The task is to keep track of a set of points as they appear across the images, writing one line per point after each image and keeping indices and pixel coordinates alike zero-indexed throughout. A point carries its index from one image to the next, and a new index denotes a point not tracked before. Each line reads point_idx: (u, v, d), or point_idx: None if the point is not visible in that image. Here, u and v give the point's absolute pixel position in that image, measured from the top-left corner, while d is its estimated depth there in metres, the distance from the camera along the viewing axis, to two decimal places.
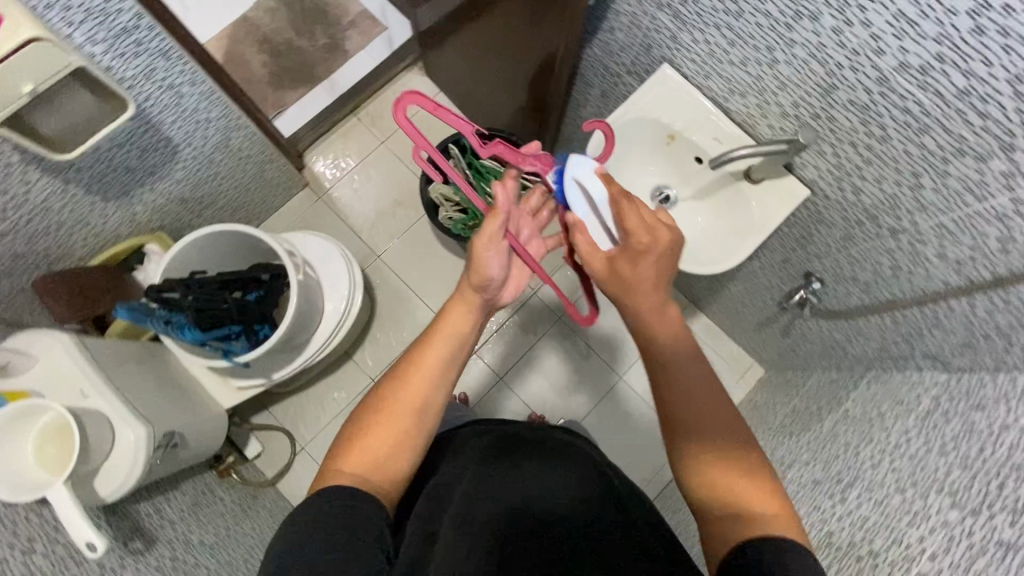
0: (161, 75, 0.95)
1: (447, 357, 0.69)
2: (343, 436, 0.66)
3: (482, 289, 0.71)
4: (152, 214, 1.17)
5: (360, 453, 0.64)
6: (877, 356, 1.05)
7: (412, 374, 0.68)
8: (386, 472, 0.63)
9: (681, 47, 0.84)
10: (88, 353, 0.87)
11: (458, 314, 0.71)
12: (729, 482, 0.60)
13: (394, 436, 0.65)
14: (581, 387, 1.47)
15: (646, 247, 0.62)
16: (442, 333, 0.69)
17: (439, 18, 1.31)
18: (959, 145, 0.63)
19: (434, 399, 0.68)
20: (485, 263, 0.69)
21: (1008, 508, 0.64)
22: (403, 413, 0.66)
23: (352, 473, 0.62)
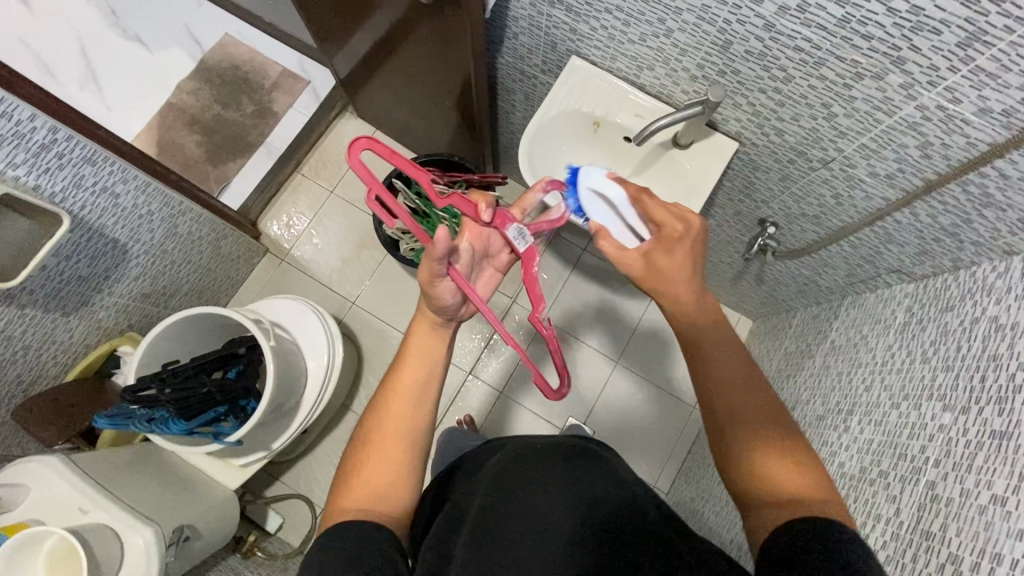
0: (92, 180, 0.96)
1: (421, 375, 0.67)
2: (341, 474, 0.64)
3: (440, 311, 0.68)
4: (117, 316, 1.17)
5: (360, 490, 0.62)
6: (848, 283, 1.07)
7: (390, 401, 0.65)
8: (386, 502, 0.62)
9: (582, 37, 0.87)
10: (78, 469, 0.86)
11: (423, 332, 0.69)
12: (789, 475, 0.57)
13: (391, 463, 0.63)
14: (582, 382, 1.48)
15: (678, 236, 0.64)
16: (411, 359, 0.67)
17: (355, 62, 1.33)
18: (855, 69, 0.66)
19: (416, 423, 0.65)
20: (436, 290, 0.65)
21: (993, 399, 0.66)
22: (393, 440, 0.64)
23: (357, 510, 0.60)
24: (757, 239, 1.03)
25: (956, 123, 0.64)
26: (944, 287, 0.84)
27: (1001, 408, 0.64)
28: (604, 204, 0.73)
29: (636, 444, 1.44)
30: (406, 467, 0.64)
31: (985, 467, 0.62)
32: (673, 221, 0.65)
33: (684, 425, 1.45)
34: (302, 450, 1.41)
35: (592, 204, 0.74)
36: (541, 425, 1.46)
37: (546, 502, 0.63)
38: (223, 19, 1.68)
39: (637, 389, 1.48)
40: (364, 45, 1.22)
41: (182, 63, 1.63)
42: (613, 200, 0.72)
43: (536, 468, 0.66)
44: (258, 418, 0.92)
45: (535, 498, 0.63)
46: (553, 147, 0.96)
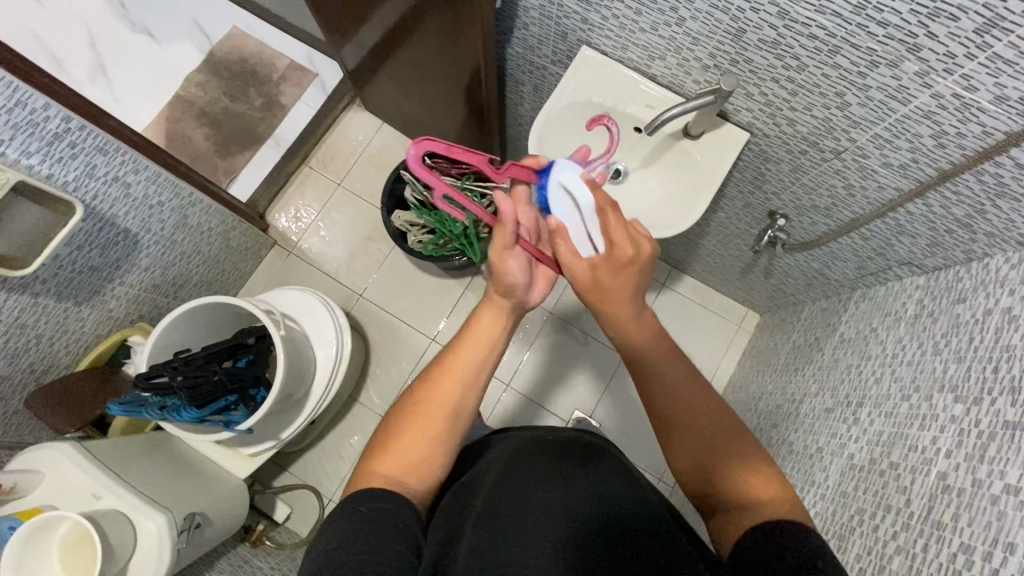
0: (103, 170, 0.96)
1: (479, 362, 0.68)
2: (376, 441, 0.65)
3: (509, 294, 0.68)
4: (128, 307, 1.17)
5: (396, 459, 0.63)
6: (858, 276, 1.07)
7: (443, 378, 0.67)
8: (418, 475, 0.63)
9: (593, 27, 0.87)
10: (92, 455, 0.87)
11: (489, 318, 0.69)
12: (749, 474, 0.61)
13: (430, 442, 0.64)
14: (588, 374, 1.50)
15: (630, 257, 0.64)
16: (472, 340, 0.68)
17: (364, 54, 1.33)
18: (870, 58, 0.65)
19: (464, 404, 0.67)
20: (506, 274, 0.66)
21: (1005, 390, 0.66)
22: (436, 418, 0.65)
23: (388, 478, 0.61)
24: (768, 230, 1.04)
25: (972, 112, 0.64)
26: (957, 278, 0.84)
27: (1014, 399, 0.64)
28: (570, 205, 0.66)
29: (640, 440, 1.45)
30: (443, 449, 0.65)
31: (997, 457, 0.62)
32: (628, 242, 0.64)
33: None
34: (310, 441, 1.42)
35: (556, 198, 0.67)
36: (546, 417, 1.47)
37: (555, 487, 0.63)
38: (231, 12, 1.68)
39: None
40: (373, 37, 1.22)
41: (191, 56, 1.64)
42: (579, 202, 0.65)
43: (550, 460, 0.67)
44: (269, 407, 0.92)
45: (547, 483, 0.63)
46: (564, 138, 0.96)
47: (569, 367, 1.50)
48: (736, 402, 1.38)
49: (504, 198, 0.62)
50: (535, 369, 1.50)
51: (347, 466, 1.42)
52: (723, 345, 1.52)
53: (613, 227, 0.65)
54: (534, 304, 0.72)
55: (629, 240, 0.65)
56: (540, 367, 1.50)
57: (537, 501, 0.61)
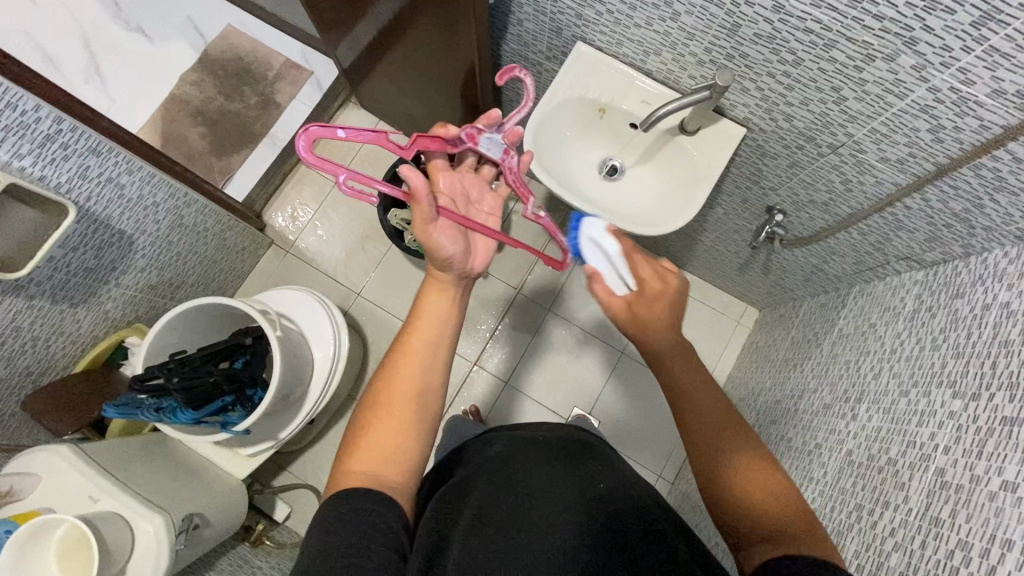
0: (97, 171, 0.96)
1: (433, 336, 0.66)
2: (348, 436, 0.64)
3: (446, 266, 0.69)
4: (124, 308, 1.17)
5: (367, 452, 0.61)
6: (856, 271, 1.06)
7: (398, 363, 0.65)
8: (398, 465, 0.61)
9: (587, 22, 0.86)
10: (89, 457, 0.87)
11: (435, 293, 0.69)
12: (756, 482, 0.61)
13: (396, 429, 0.62)
14: (587, 371, 1.49)
15: (660, 292, 0.65)
16: (424, 317, 0.67)
17: (359, 52, 1.32)
18: (866, 51, 0.65)
19: (429, 384, 0.66)
20: (435, 244, 0.67)
21: (1004, 385, 0.65)
22: (398, 405, 0.63)
23: (365, 475, 0.60)
24: (765, 227, 1.04)
25: (969, 105, 0.63)
26: (955, 273, 0.83)
27: (1012, 395, 0.64)
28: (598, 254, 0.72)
29: (638, 438, 1.45)
30: (412, 436, 0.63)
31: (995, 453, 0.62)
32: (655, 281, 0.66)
33: None
34: (309, 440, 1.42)
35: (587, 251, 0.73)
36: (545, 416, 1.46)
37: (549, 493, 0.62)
38: (225, 10, 1.67)
39: (643, 384, 1.48)
40: (367, 34, 1.21)
41: (185, 54, 1.63)
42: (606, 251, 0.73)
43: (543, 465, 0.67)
44: (266, 407, 0.92)
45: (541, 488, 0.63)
46: (560, 134, 0.95)
47: (569, 366, 1.49)
48: (735, 398, 1.37)
49: (405, 164, 0.64)
50: (533, 366, 1.49)
51: None
52: (722, 341, 1.52)
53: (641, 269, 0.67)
54: (477, 273, 0.73)
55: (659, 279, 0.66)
56: (540, 366, 1.49)
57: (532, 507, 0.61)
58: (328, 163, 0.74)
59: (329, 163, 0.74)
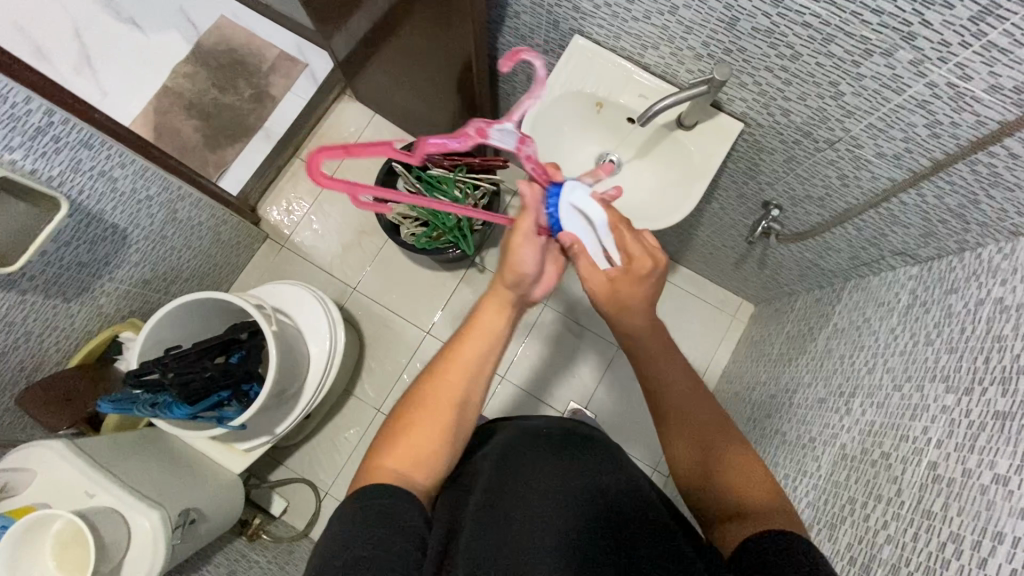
0: (89, 165, 0.95)
1: (483, 351, 0.68)
2: (383, 434, 0.65)
3: (516, 285, 0.69)
4: (119, 302, 1.16)
5: (404, 454, 0.62)
6: (851, 266, 1.07)
7: (450, 371, 0.67)
8: (427, 469, 0.62)
9: (585, 15, 0.85)
10: (85, 453, 0.87)
11: (493, 311, 0.69)
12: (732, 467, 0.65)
13: (439, 436, 0.64)
14: (583, 367, 1.49)
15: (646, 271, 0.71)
16: (476, 331, 0.68)
17: (354, 44, 1.31)
18: (864, 46, 0.64)
19: (473, 397, 0.67)
20: (520, 260, 0.68)
21: (996, 380, 0.66)
22: (446, 412, 0.65)
23: (397, 473, 0.61)
24: (762, 221, 1.05)
25: (966, 101, 0.63)
26: (950, 268, 0.84)
27: (1005, 389, 0.64)
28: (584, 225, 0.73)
29: (634, 433, 1.46)
30: (454, 442, 0.65)
31: (987, 447, 0.63)
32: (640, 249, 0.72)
33: None
34: (305, 435, 1.42)
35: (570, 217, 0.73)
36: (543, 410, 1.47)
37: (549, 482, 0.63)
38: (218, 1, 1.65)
39: (639, 379, 1.48)
40: (363, 27, 1.20)
41: (177, 46, 1.61)
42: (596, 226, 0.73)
43: (543, 455, 0.67)
44: (263, 402, 0.92)
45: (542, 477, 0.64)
46: (557, 128, 0.95)
47: (564, 359, 1.50)
48: (730, 392, 1.38)
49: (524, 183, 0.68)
50: (531, 362, 1.50)
51: (343, 459, 1.42)
52: (718, 336, 1.53)
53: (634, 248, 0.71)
54: (536, 300, 0.74)
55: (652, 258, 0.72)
56: (535, 359, 1.50)
57: (532, 498, 0.61)
58: (336, 182, 0.68)
59: (336, 182, 0.68)
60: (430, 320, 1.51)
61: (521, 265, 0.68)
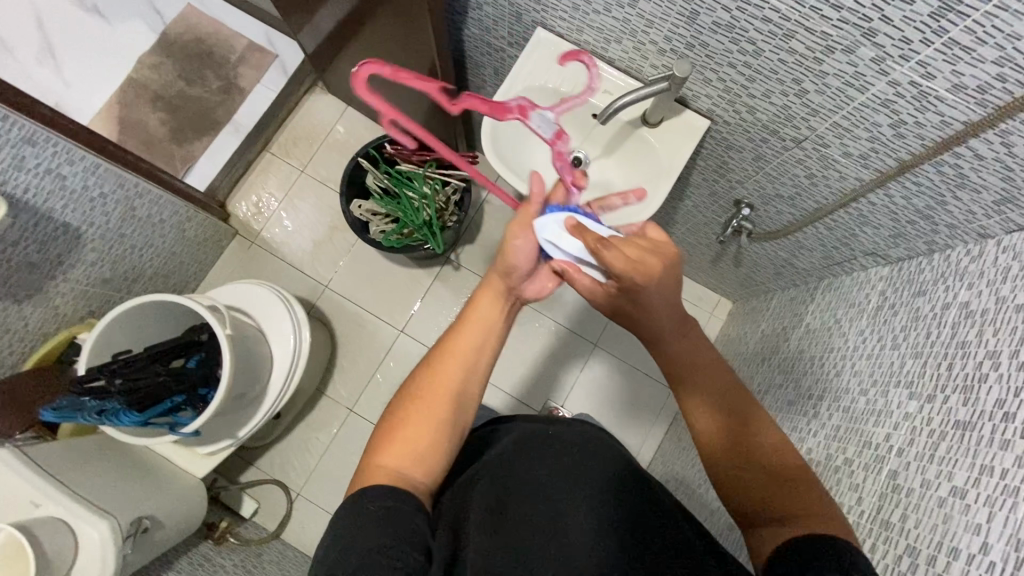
0: (34, 162, 0.91)
1: (479, 340, 0.67)
2: (378, 429, 0.62)
3: (507, 278, 0.69)
4: (76, 302, 1.13)
5: (398, 449, 0.60)
6: (824, 265, 1.05)
7: (443, 363, 0.65)
8: (428, 464, 0.60)
9: (546, 7, 0.82)
10: (31, 460, 0.84)
11: (488, 299, 0.69)
12: (770, 445, 0.63)
13: (433, 427, 0.61)
14: (560, 364, 1.48)
15: (640, 283, 0.63)
16: (473, 321, 0.67)
17: (320, 35, 1.27)
18: (826, 43, 0.62)
19: (470, 387, 0.66)
20: (512, 250, 0.68)
21: (959, 388, 0.65)
22: (438, 402, 0.63)
23: (393, 470, 0.58)
24: (732, 221, 1.02)
25: (930, 101, 0.61)
26: (919, 270, 0.82)
27: (966, 398, 0.63)
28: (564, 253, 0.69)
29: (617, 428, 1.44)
30: (448, 436, 0.62)
31: (947, 458, 0.61)
32: (647, 255, 0.64)
33: (663, 407, 1.45)
34: (276, 435, 1.40)
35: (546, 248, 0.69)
36: (521, 407, 1.45)
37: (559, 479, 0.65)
38: None
39: (617, 376, 1.47)
40: (326, 17, 1.16)
41: (143, 36, 1.56)
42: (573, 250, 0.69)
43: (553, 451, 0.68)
44: (217, 407, 0.89)
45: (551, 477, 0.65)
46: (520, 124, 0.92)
47: (544, 357, 1.48)
48: None
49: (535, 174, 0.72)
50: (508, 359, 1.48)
51: (315, 460, 1.40)
52: None
53: (614, 262, 0.63)
54: (528, 298, 0.73)
55: (639, 268, 0.63)
56: (511, 355, 1.48)
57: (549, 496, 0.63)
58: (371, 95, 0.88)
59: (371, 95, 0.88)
60: (405, 317, 1.48)
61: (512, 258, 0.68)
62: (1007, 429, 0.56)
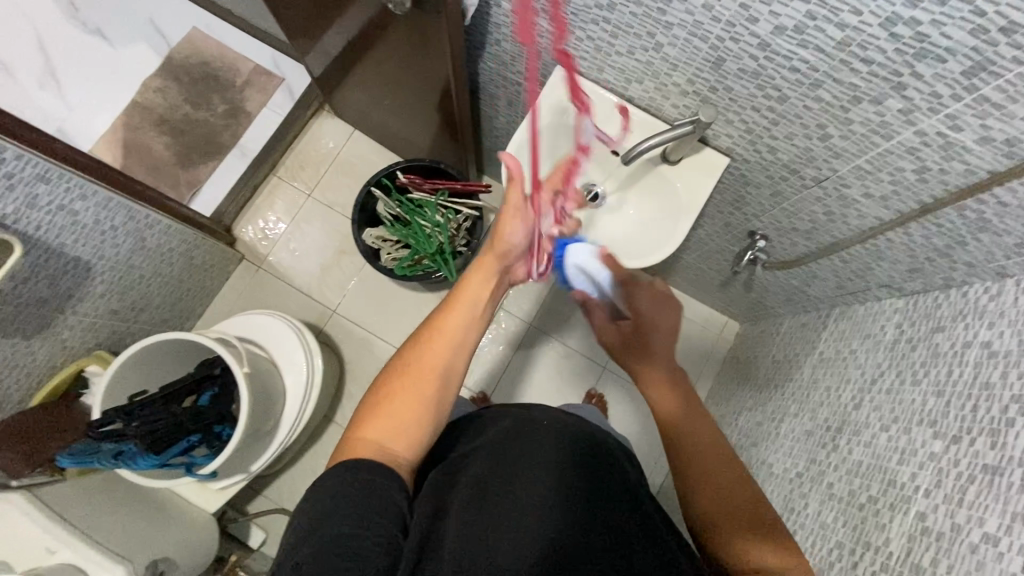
0: (46, 199, 0.90)
1: (467, 319, 0.68)
2: (364, 403, 0.63)
3: (502, 257, 0.74)
4: (84, 335, 1.11)
5: (381, 421, 0.60)
6: (837, 294, 1.06)
7: (433, 341, 0.66)
8: (410, 438, 0.60)
9: (568, 47, 0.82)
10: (44, 505, 0.83)
11: (476, 279, 0.70)
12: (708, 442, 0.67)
13: (418, 405, 0.62)
14: (569, 384, 1.46)
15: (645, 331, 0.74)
16: (461, 301, 0.68)
17: (330, 62, 1.26)
18: (854, 93, 0.63)
19: (456, 365, 0.66)
20: (508, 232, 0.73)
21: (985, 431, 0.65)
22: (426, 379, 0.63)
23: (377, 444, 0.59)
24: (747, 252, 1.03)
25: (956, 150, 0.62)
26: (936, 304, 0.83)
27: (994, 441, 0.63)
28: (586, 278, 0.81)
29: None
30: (433, 414, 0.62)
31: (977, 502, 0.62)
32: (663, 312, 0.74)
33: None
34: (284, 463, 1.38)
35: (574, 274, 0.82)
36: None
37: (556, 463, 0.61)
38: (192, 11, 1.58)
39: (628, 398, 1.45)
40: (339, 47, 1.16)
41: (147, 58, 1.54)
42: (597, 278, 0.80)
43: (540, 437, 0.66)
44: (235, 446, 0.88)
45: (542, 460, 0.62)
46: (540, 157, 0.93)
47: (551, 376, 1.46)
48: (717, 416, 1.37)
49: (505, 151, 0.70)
50: (516, 379, 1.45)
51: None
52: (703, 355, 1.52)
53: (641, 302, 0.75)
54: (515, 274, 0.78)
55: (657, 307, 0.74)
56: (519, 372, 1.45)
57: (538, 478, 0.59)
58: None
59: None
60: None
61: (509, 240, 0.74)
62: None
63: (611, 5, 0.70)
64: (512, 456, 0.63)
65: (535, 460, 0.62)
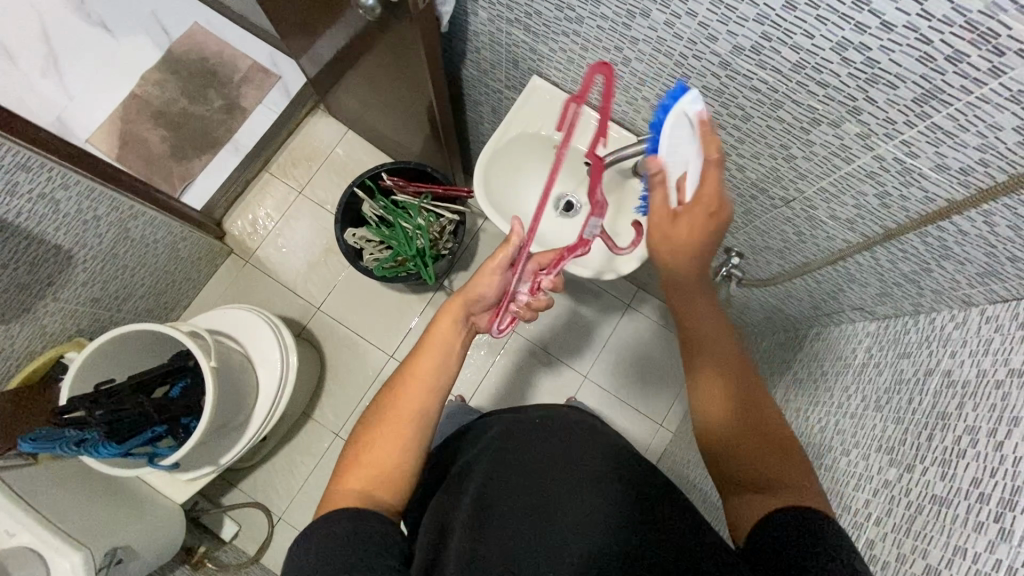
0: (27, 186, 0.92)
1: (439, 362, 0.65)
2: (345, 452, 0.62)
3: (470, 304, 0.70)
4: (65, 322, 1.13)
5: (360, 471, 0.59)
6: (813, 314, 1.04)
7: (405, 386, 0.64)
8: (391, 480, 0.59)
9: (542, 57, 0.83)
10: (8, 486, 0.84)
11: (446, 323, 0.67)
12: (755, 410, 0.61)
13: (392, 451, 0.60)
14: (554, 385, 1.45)
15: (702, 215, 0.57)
16: (431, 345, 0.65)
17: (320, 62, 1.28)
18: (812, 115, 0.62)
19: (430, 408, 0.64)
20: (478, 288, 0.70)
21: (937, 461, 0.63)
22: (399, 424, 0.61)
23: (358, 491, 0.57)
24: (722, 267, 1.02)
25: (914, 177, 0.61)
26: (904, 329, 0.81)
27: (944, 472, 0.62)
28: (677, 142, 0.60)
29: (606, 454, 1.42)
30: (405, 460, 0.60)
31: (922, 533, 0.61)
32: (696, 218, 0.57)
33: (651, 438, 1.43)
34: (261, 457, 1.39)
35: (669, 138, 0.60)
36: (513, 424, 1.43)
37: (550, 476, 0.60)
38: (194, 8, 1.61)
39: (609, 402, 1.45)
40: (327, 49, 1.17)
41: (148, 52, 1.56)
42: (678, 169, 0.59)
43: (538, 442, 0.65)
44: (197, 439, 0.88)
45: (540, 469, 0.61)
46: (514, 165, 0.94)
47: (536, 377, 1.46)
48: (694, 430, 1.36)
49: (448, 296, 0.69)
50: (500, 377, 1.45)
51: (298, 484, 1.39)
52: None
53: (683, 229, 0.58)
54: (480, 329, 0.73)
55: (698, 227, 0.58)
56: (505, 373, 1.46)
57: (535, 494, 0.59)
58: None
59: None
60: (396, 342, 1.48)
61: (481, 290, 0.70)
62: (983, 510, 0.55)
63: (579, 17, 0.71)
64: (515, 465, 0.62)
65: (535, 469, 0.61)
